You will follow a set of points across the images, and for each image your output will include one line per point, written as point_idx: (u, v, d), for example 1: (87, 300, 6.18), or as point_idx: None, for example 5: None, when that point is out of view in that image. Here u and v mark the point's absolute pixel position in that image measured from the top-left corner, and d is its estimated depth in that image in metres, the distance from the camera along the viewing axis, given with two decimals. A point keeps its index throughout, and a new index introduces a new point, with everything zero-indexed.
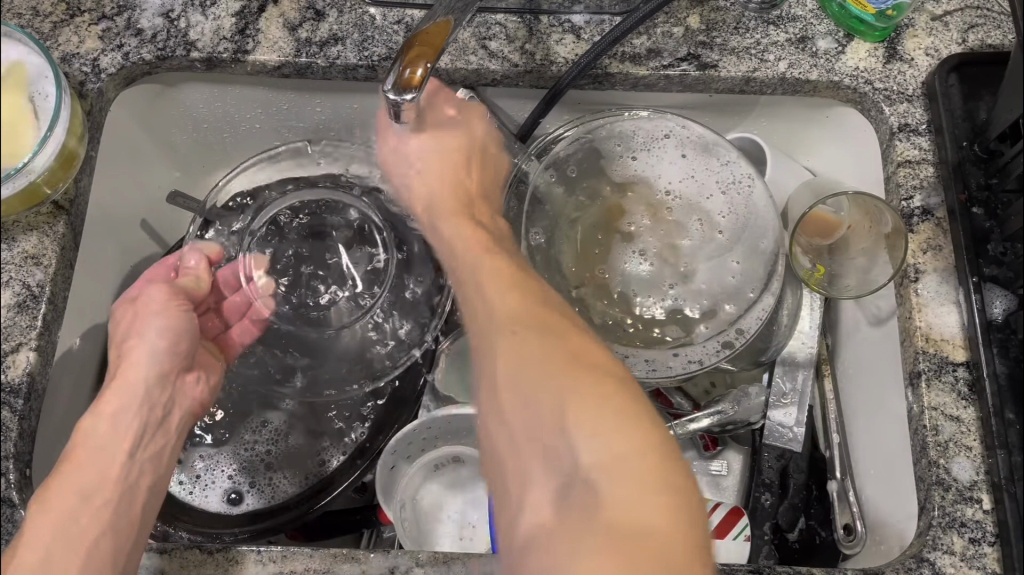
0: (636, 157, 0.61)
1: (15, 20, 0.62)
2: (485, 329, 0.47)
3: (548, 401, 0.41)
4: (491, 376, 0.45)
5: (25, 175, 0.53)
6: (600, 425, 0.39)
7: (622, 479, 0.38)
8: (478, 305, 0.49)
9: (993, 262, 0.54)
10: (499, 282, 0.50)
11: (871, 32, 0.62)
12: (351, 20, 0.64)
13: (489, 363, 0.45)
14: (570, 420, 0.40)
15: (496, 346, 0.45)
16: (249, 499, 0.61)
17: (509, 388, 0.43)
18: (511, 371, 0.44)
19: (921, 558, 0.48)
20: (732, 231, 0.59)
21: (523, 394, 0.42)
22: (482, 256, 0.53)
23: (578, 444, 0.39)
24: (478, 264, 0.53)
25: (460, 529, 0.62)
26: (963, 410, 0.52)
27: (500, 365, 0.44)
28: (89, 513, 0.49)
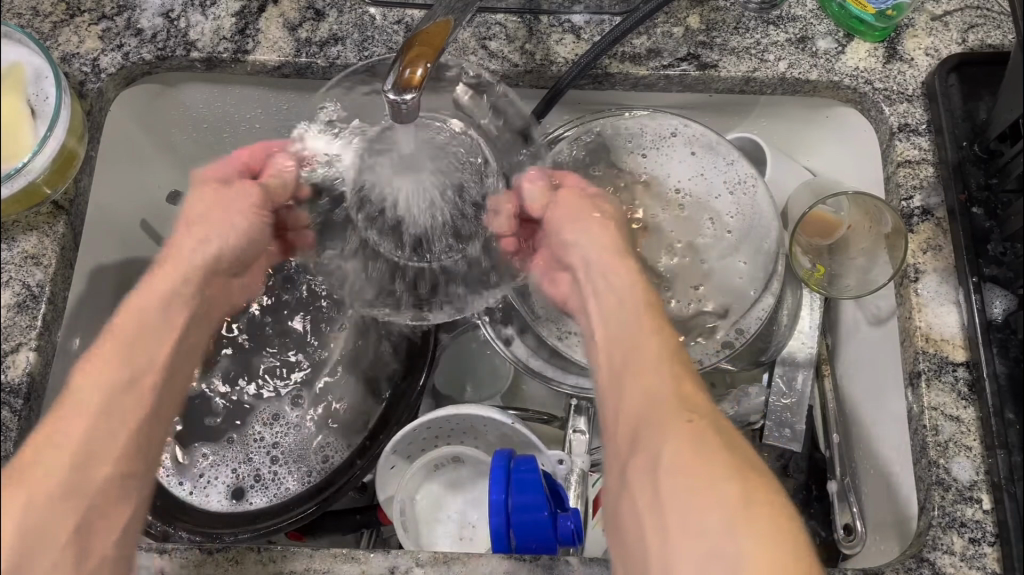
0: (646, 155, 0.62)
1: (15, 20, 0.62)
2: (637, 343, 0.49)
3: (703, 424, 0.43)
4: (642, 384, 0.46)
5: (25, 176, 0.53)
6: (689, 469, 0.40)
7: (704, 507, 0.39)
8: (623, 317, 0.51)
9: (993, 262, 0.54)
10: (641, 304, 0.52)
11: (871, 32, 0.62)
12: (351, 20, 0.64)
13: (641, 373, 0.47)
14: (717, 448, 0.41)
15: (658, 360, 0.47)
16: (253, 496, 0.61)
17: (665, 400, 0.45)
18: (664, 388, 0.45)
19: (921, 558, 0.48)
20: (740, 230, 0.59)
21: (688, 417, 0.43)
22: (622, 265, 0.55)
23: (718, 468, 0.40)
24: (610, 278, 0.54)
25: (460, 529, 0.62)
26: (963, 410, 0.52)
27: (656, 378, 0.46)
28: (119, 396, 0.46)
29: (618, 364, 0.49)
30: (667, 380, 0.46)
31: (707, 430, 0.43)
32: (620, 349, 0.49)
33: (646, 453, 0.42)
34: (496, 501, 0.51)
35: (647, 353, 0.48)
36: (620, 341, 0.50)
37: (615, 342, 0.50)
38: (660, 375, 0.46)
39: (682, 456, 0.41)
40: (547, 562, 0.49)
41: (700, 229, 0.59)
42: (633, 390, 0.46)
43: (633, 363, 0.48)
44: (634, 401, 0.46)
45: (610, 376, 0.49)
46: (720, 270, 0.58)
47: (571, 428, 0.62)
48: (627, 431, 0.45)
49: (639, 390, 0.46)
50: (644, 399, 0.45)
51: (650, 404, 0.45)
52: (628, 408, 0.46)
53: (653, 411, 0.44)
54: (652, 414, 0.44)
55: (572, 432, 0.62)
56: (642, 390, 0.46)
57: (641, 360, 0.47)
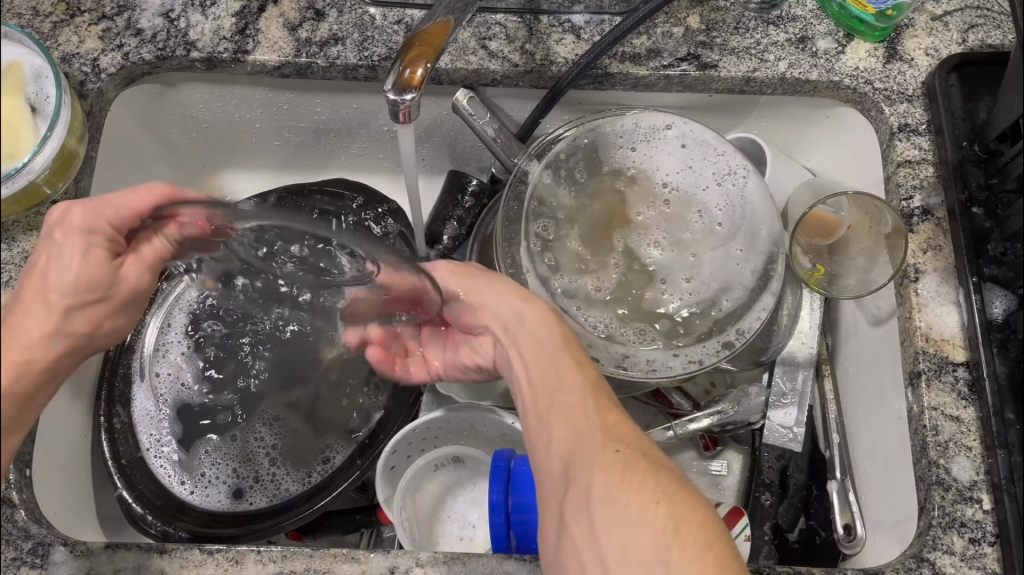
0: (636, 149, 0.61)
1: (15, 20, 0.62)
2: (559, 381, 0.48)
3: (631, 457, 0.44)
4: (573, 423, 0.46)
5: (24, 176, 0.52)
6: (626, 508, 0.42)
7: (646, 527, 0.41)
8: (548, 356, 0.49)
9: (993, 262, 0.54)
10: (555, 334, 0.50)
11: (871, 32, 0.62)
12: (351, 20, 0.64)
13: (567, 413, 0.46)
14: (649, 476, 0.43)
15: (582, 400, 0.47)
16: (250, 496, 0.61)
17: (590, 437, 0.45)
18: (590, 426, 0.46)
19: (921, 558, 0.48)
20: (730, 224, 0.59)
21: (617, 453, 0.44)
22: (523, 303, 0.51)
23: (649, 498, 0.42)
24: (507, 313, 0.51)
25: (460, 529, 0.63)
26: (963, 410, 0.52)
27: (581, 417, 0.46)
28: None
29: (542, 402, 0.48)
30: (592, 417, 0.46)
31: (634, 462, 0.44)
32: (543, 391, 0.48)
33: (581, 490, 0.43)
34: (496, 501, 0.51)
35: (575, 390, 0.47)
36: (540, 380, 0.48)
37: (541, 381, 0.48)
38: (583, 414, 0.46)
39: (616, 492, 0.42)
40: None
41: (690, 226, 0.59)
42: (559, 430, 0.46)
43: (557, 403, 0.47)
44: (561, 442, 0.45)
45: (535, 415, 0.48)
46: (711, 269, 0.58)
47: None
48: (558, 471, 0.45)
49: (564, 429, 0.46)
50: (570, 440, 0.45)
51: (579, 444, 0.45)
52: (558, 446, 0.45)
53: (583, 450, 0.44)
54: (581, 455, 0.44)
55: None
56: (569, 431, 0.46)
57: (567, 398, 0.47)
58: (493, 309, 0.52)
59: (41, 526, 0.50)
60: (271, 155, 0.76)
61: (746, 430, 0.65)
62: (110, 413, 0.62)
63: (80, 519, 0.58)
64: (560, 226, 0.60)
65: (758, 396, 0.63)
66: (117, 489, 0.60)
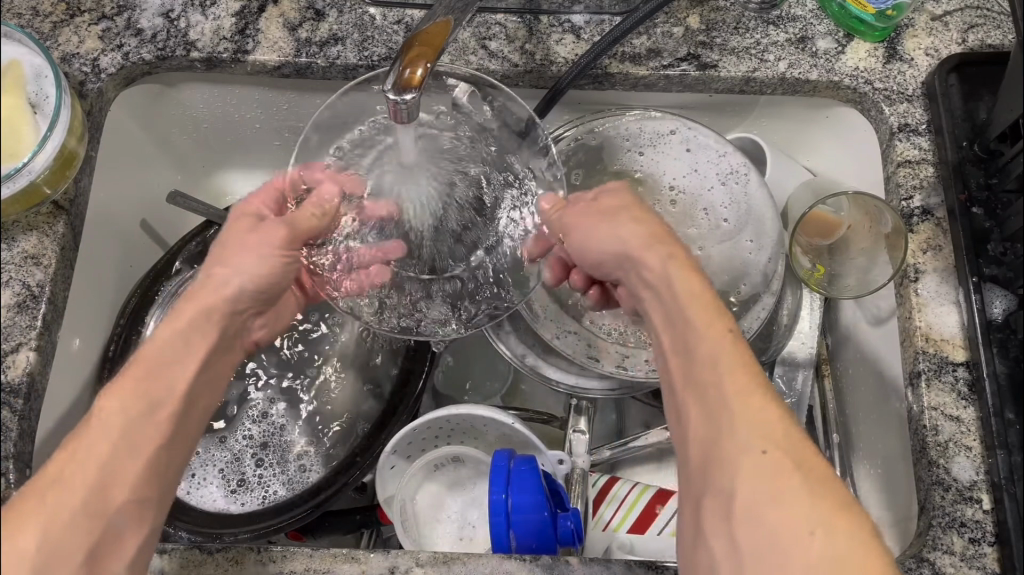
0: (643, 154, 0.61)
1: (15, 20, 0.62)
2: (701, 353, 0.43)
3: (781, 454, 0.39)
4: (719, 402, 0.41)
5: (23, 176, 0.52)
6: (773, 496, 0.37)
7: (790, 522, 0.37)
8: (692, 333, 0.44)
9: (993, 262, 0.54)
10: (706, 304, 0.45)
11: (871, 32, 0.62)
12: (351, 20, 0.64)
13: (717, 387, 0.41)
14: (797, 484, 0.38)
15: (727, 383, 0.41)
16: (246, 497, 0.61)
17: (737, 420, 0.40)
18: (747, 410, 0.40)
19: (921, 558, 0.48)
20: (736, 219, 0.59)
21: (763, 447, 0.39)
22: (689, 275, 0.47)
23: (798, 504, 0.37)
24: (650, 273, 0.48)
25: (460, 529, 0.62)
26: (963, 410, 0.52)
27: (722, 400, 0.41)
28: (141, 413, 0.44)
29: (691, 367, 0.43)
30: (743, 401, 0.40)
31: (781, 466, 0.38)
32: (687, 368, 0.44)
33: (717, 476, 0.39)
34: (496, 501, 0.51)
35: (722, 365, 0.42)
36: (691, 352, 0.44)
37: (684, 348, 0.44)
38: (737, 395, 0.41)
39: (761, 494, 0.38)
40: (546, 562, 0.49)
41: (696, 221, 0.59)
42: (709, 410, 0.41)
43: (706, 377, 0.42)
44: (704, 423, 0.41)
45: (677, 375, 0.44)
46: (720, 259, 0.58)
47: (572, 428, 0.62)
48: (698, 448, 0.41)
49: (708, 410, 0.41)
50: (713, 424, 0.41)
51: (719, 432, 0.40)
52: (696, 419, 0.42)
53: (725, 428, 0.40)
54: (725, 438, 0.40)
55: (571, 432, 0.62)
56: (716, 407, 0.41)
57: (718, 376, 0.42)
58: (661, 276, 0.48)
59: None
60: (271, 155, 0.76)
61: None
62: None
63: None
64: None
65: None
66: None
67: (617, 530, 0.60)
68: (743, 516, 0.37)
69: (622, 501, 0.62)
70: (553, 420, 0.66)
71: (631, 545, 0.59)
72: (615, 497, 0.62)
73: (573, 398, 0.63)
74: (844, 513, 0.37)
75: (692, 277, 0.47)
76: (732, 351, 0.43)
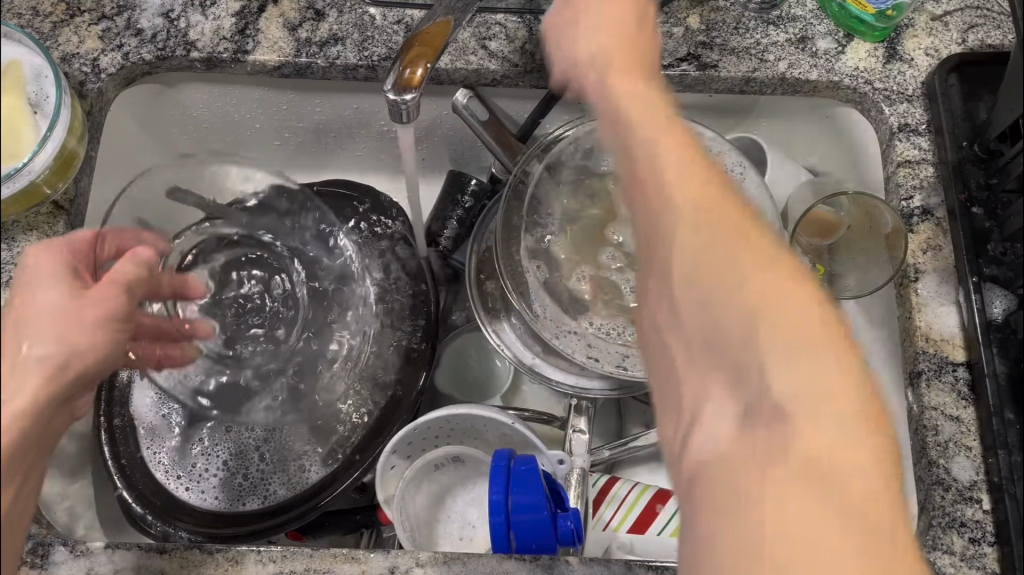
0: None
1: (15, 20, 0.62)
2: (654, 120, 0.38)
3: (713, 204, 0.34)
4: (667, 161, 0.36)
5: (25, 176, 0.52)
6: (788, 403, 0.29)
7: (809, 458, 0.29)
8: (626, 105, 0.39)
9: (993, 262, 0.54)
10: (660, 106, 0.39)
11: (871, 32, 0.62)
12: (351, 20, 0.64)
13: (654, 157, 0.36)
14: (738, 239, 0.33)
15: (659, 133, 0.37)
16: (244, 497, 0.61)
17: (679, 179, 0.35)
18: (674, 153, 0.36)
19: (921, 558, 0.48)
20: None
21: (698, 184, 0.35)
22: (638, 50, 0.42)
23: (786, 366, 0.30)
24: (620, 93, 0.40)
25: (461, 529, 0.63)
26: (963, 410, 0.52)
27: (668, 158, 0.36)
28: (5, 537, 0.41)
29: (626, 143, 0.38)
30: (667, 156, 0.36)
31: (727, 220, 0.34)
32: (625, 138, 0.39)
33: (668, 309, 0.35)
34: (496, 501, 0.51)
35: (655, 142, 0.37)
36: (633, 112, 0.39)
37: (635, 106, 0.39)
38: (669, 149, 0.36)
39: (705, 257, 0.33)
40: (547, 562, 0.49)
41: None
42: (643, 175, 0.36)
43: (666, 238, 0.35)
44: (658, 180, 0.36)
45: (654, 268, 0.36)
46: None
47: (572, 429, 0.62)
48: (658, 315, 0.36)
49: (649, 165, 0.36)
50: (662, 170, 0.36)
51: (666, 173, 0.35)
52: (644, 171, 0.37)
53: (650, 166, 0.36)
54: (675, 189, 0.35)
55: (571, 432, 0.62)
56: (652, 157, 0.36)
57: (649, 145, 0.37)
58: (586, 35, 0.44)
59: (42, 526, 0.50)
60: (270, 155, 0.76)
61: None
62: (110, 413, 0.62)
63: (79, 518, 0.58)
64: None
65: None
66: (117, 489, 0.60)
67: (617, 530, 0.60)
68: (705, 409, 0.32)
69: (622, 501, 0.62)
70: (553, 420, 0.66)
71: (631, 544, 0.59)
72: (615, 497, 0.62)
73: (574, 398, 0.63)
74: (853, 386, 0.30)
75: (677, 139, 0.37)
76: (663, 113, 0.38)
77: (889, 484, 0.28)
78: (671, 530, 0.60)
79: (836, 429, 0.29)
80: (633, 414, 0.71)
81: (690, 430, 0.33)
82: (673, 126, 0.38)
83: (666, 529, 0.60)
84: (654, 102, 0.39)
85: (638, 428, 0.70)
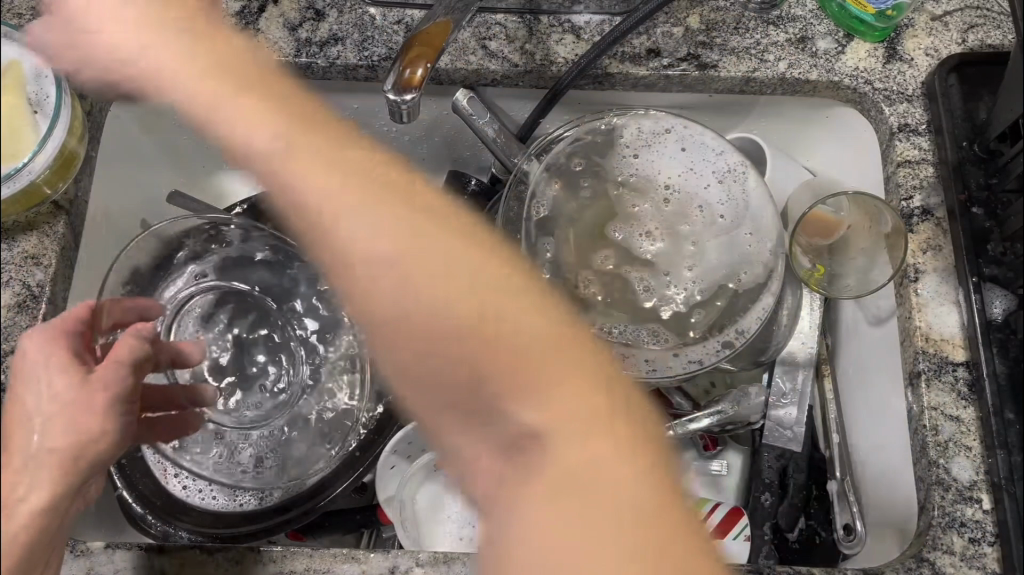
0: (637, 155, 0.61)
1: (15, 19, 0.62)
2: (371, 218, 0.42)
3: (491, 289, 0.41)
4: (429, 258, 0.42)
5: (25, 175, 0.52)
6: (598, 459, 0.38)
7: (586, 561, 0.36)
8: (367, 264, 0.42)
9: (993, 262, 0.54)
10: (404, 202, 0.43)
11: (871, 32, 0.62)
12: (351, 20, 0.64)
13: (438, 240, 0.42)
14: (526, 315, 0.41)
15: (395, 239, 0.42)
16: (244, 496, 0.60)
17: (461, 279, 0.41)
18: (445, 255, 0.42)
19: (921, 558, 0.48)
20: (733, 215, 0.59)
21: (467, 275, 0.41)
22: (371, 177, 0.44)
23: (546, 402, 0.39)
24: (364, 242, 0.42)
25: (460, 528, 0.62)
26: (963, 410, 0.52)
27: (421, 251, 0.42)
28: None
29: (346, 243, 0.42)
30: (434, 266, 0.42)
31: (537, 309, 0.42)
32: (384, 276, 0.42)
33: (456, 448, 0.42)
34: None
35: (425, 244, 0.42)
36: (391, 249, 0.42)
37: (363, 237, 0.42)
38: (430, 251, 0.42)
39: (477, 352, 0.39)
40: None
41: (691, 219, 0.59)
42: (398, 266, 0.42)
43: (493, 336, 0.40)
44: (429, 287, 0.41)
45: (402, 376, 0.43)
46: (716, 257, 0.58)
47: None
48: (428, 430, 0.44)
49: (396, 275, 0.41)
50: (440, 274, 0.41)
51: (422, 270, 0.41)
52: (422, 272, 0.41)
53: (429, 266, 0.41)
54: (435, 283, 0.41)
55: None
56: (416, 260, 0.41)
57: (412, 248, 0.42)
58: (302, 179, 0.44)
59: None
60: None
61: (745, 430, 0.65)
62: None
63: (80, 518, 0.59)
64: (559, 225, 0.59)
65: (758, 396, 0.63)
66: (117, 490, 0.60)
67: None
68: (478, 465, 0.40)
69: None
70: None
71: None
72: None
73: None
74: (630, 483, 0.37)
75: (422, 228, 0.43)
76: (419, 222, 0.43)
77: (648, 460, 0.39)
78: None
79: (649, 484, 0.38)
80: None
81: (491, 517, 0.39)
82: (468, 242, 0.43)
83: None
84: (387, 211, 0.42)
85: None
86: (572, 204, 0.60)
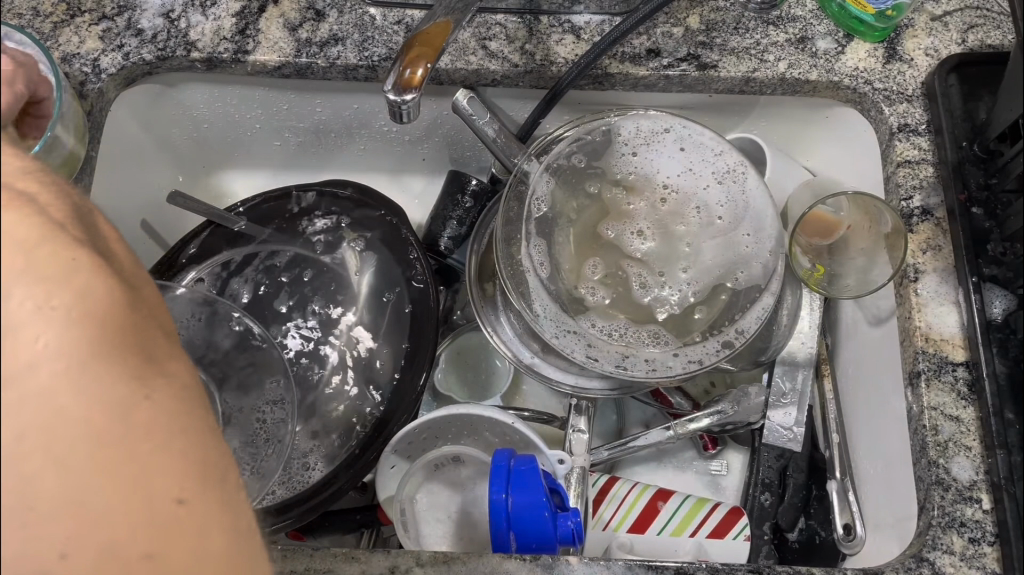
0: (635, 153, 0.60)
1: (15, 20, 0.62)
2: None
3: (165, 476, 0.26)
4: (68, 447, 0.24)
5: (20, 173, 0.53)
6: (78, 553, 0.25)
7: None
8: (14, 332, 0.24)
9: (993, 262, 0.54)
10: (65, 329, 0.24)
11: (870, 32, 0.62)
12: (351, 20, 0.64)
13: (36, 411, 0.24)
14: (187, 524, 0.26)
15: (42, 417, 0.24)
16: None
17: (94, 482, 0.24)
18: (88, 438, 0.24)
19: (921, 558, 0.48)
20: (731, 217, 0.59)
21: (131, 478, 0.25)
22: (24, 254, 0.24)
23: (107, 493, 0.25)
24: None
25: (460, 528, 0.61)
26: (963, 410, 0.52)
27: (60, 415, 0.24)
28: None
29: (14, 388, 0.24)
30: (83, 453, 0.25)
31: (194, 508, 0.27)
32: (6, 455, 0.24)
33: None
34: (497, 501, 0.51)
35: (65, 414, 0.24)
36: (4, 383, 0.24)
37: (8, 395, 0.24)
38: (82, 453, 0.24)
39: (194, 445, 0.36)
40: (547, 562, 0.49)
41: (687, 219, 0.58)
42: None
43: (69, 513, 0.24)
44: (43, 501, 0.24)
45: None
46: (709, 259, 0.58)
47: (571, 428, 0.62)
48: None
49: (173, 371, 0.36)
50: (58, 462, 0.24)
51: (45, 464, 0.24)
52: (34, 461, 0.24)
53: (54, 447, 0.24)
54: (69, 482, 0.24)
55: (571, 432, 0.62)
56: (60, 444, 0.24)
57: (49, 416, 0.24)
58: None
59: None
60: (272, 155, 0.77)
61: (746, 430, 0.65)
62: None
63: None
64: (558, 226, 0.59)
65: (758, 396, 0.63)
66: None
67: (618, 529, 0.61)
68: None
69: (622, 501, 0.62)
70: (554, 420, 0.66)
71: (631, 544, 0.59)
72: (615, 497, 0.62)
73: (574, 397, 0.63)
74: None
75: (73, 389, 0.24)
76: (68, 341, 0.24)
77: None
78: (670, 531, 0.60)
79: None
80: (633, 414, 0.71)
81: None
82: (115, 297, 0.26)
83: (666, 528, 0.61)
84: (62, 324, 0.24)
85: (638, 428, 0.71)
86: (572, 204, 0.60)
